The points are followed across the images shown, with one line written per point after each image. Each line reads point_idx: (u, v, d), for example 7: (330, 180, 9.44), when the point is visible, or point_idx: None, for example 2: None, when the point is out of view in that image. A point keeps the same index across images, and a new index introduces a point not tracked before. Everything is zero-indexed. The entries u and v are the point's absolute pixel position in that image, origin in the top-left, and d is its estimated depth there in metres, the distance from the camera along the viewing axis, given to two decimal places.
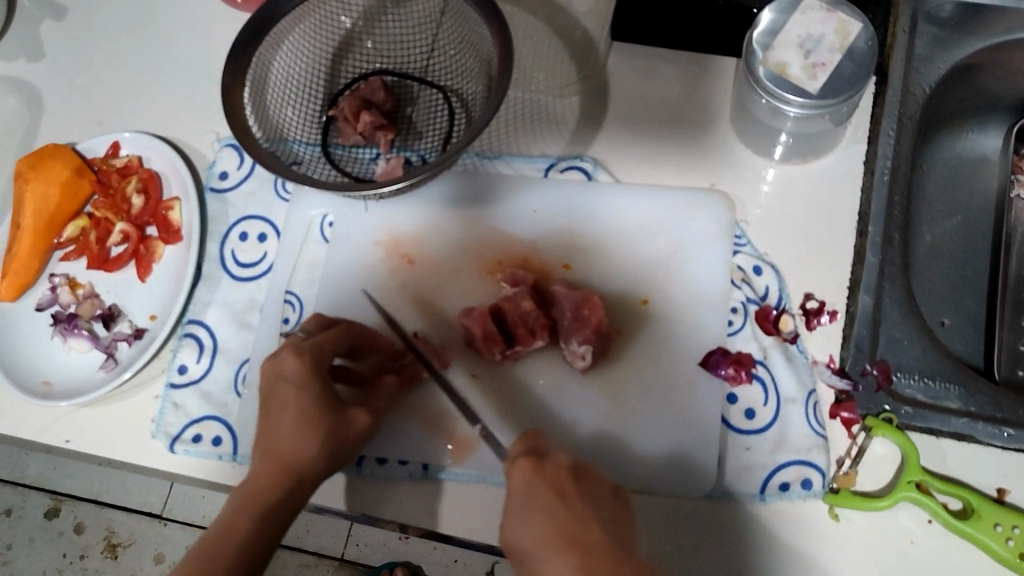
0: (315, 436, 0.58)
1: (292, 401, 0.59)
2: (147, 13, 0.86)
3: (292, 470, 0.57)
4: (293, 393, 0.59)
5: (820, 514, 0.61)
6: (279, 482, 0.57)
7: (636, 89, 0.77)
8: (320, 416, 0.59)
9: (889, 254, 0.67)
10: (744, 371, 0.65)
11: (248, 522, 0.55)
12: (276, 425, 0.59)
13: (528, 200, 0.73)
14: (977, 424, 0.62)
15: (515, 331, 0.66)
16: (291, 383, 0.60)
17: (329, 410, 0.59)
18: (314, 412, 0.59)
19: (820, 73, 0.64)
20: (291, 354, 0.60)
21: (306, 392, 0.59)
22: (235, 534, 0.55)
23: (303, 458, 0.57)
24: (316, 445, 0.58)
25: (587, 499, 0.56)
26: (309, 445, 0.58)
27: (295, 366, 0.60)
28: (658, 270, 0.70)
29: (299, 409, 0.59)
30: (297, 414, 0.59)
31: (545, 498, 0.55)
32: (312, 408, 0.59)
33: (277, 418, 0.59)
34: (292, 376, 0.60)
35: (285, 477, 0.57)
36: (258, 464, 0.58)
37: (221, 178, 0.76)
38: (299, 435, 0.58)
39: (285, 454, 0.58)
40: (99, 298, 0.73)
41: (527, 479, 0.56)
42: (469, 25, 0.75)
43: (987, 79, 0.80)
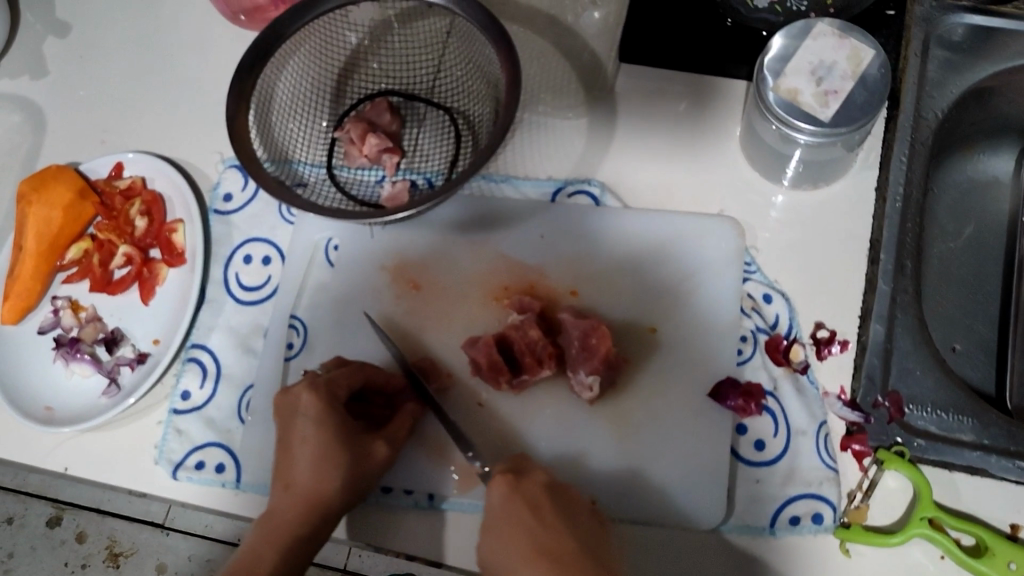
0: (335, 472, 0.59)
1: (311, 437, 0.60)
2: (152, 32, 0.85)
3: (313, 505, 0.58)
4: (311, 428, 0.60)
5: (832, 549, 0.60)
6: (303, 516, 0.58)
7: (646, 111, 0.77)
8: (338, 451, 0.60)
9: (901, 282, 0.66)
10: (754, 403, 0.64)
11: (274, 556, 0.57)
12: (295, 460, 0.60)
13: (536, 224, 0.72)
14: (991, 458, 0.61)
15: (522, 359, 0.66)
16: (308, 418, 0.60)
17: (348, 444, 0.60)
18: (333, 448, 0.60)
19: (832, 101, 0.63)
20: (306, 389, 0.61)
21: (324, 427, 0.60)
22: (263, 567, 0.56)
23: (323, 493, 0.59)
24: (336, 480, 0.59)
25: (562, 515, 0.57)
26: (329, 480, 0.59)
27: (312, 402, 0.61)
28: (666, 297, 0.69)
29: (318, 444, 0.60)
30: (316, 449, 0.59)
31: (520, 515, 0.57)
32: (331, 443, 0.60)
33: (296, 453, 0.60)
34: (309, 411, 0.61)
35: (306, 514, 0.58)
36: (280, 498, 0.59)
37: (225, 200, 0.75)
38: (319, 471, 0.59)
39: (306, 489, 0.59)
40: (102, 321, 0.72)
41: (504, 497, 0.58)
42: (475, 47, 0.74)
43: (1001, 102, 0.79)
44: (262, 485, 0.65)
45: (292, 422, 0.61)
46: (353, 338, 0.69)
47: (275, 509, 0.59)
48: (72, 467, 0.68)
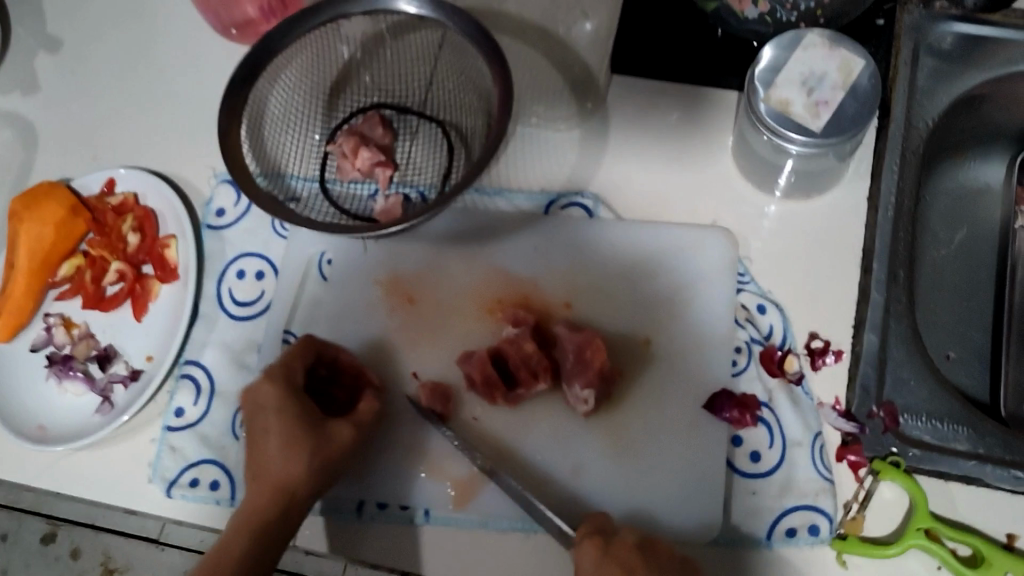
0: (301, 456, 0.59)
1: (274, 426, 0.60)
2: (143, 45, 0.85)
3: (279, 492, 0.58)
4: (273, 416, 0.60)
5: (829, 561, 0.60)
6: (267, 502, 0.58)
7: (638, 120, 0.76)
8: (301, 435, 0.59)
9: (894, 292, 0.67)
10: (749, 414, 0.64)
11: (241, 546, 0.57)
12: (262, 450, 0.60)
13: (528, 237, 0.72)
14: (987, 467, 0.61)
15: (517, 373, 0.66)
16: (269, 407, 0.61)
17: (309, 428, 0.60)
18: (294, 433, 0.60)
19: (823, 112, 0.64)
20: (264, 380, 0.61)
21: (285, 413, 0.60)
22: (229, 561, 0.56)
23: (289, 478, 0.58)
24: (299, 463, 0.59)
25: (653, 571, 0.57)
26: (295, 464, 0.59)
27: (271, 391, 0.61)
28: (661, 308, 0.69)
29: (281, 432, 0.60)
30: (279, 436, 0.60)
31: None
32: (293, 429, 0.60)
33: (262, 444, 0.60)
34: (271, 401, 0.61)
35: (275, 500, 0.58)
36: (250, 488, 0.59)
37: (217, 215, 0.75)
38: (282, 457, 0.59)
39: (272, 476, 0.59)
40: (95, 337, 0.72)
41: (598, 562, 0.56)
42: (468, 60, 0.73)
43: (991, 109, 0.79)
44: None
45: (255, 412, 0.61)
46: None
47: (245, 501, 0.59)
48: (65, 486, 0.67)
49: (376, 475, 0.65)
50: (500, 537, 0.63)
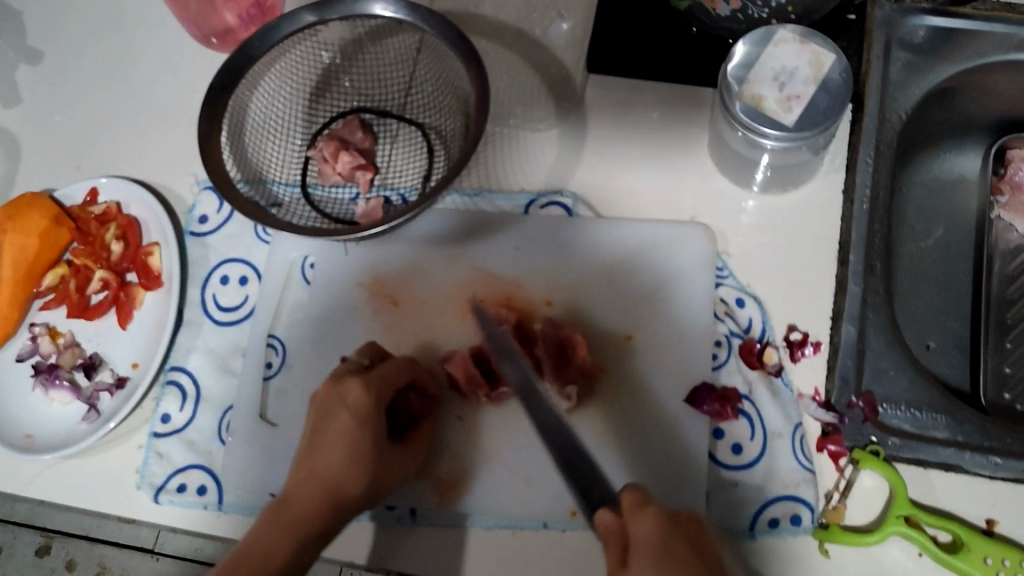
0: (366, 474, 0.58)
1: (350, 431, 0.58)
2: (123, 55, 0.86)
3: (332, 502, 0.56)
4: (353, 422, 0.59)
5: (810, 550, 0.61)
6: (319, 508, 0.55)
7: (615, 119, 0.77)
8: (368, 450, 0.58)
9: (871, 283, 0.68)
10: (730, 407, 0.65)
11: (282, 547, 0.53)
12: (325, 451, 0.58)
13: (509, 238, 0.73)
14: (965, 454, 0.62)
15: (499, 371, 0.66)
16: (353, 414, 0.59)
17: (376, 449, 0.59)
18: (367, 450, 0.58)
19: (795, 106, 0.65)
20: (360, 385, 0.60)
21: (367, 426, 0.59)
22: (271, 557, 0.52)
23: (348, 494, 0.57)
24: (360, 482, 0.57)
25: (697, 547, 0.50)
26: (355, 476, 0.57)
27: (360, 397, 0.60)
28: (641, 304, 0.70)
29: (356, 438, 0.58)
30: (352, 445, 0.58)
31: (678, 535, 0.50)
32: (372, 445, 0.59)
33: (325, 450, 0.58)
34: (355, 406, 0.59)
35: (325, 510, 0.56)
36: (299, 486, 0.56)
37: (201, 222, 0.75)
38: (349, 467, 0.57)
39: (331, 484, 0.56)
40: (80, 346, 0.72)
41: (665, 531, 0.50)
42: (445, 64, 0.74)
43: (964, 101, 0.80)
44: (246, 506, 0.65)
45: (331, 411, 0.59)
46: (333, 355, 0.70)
47: (294, 494, 0.56)
48: (53, 494, 0.68)
49: None
50: (486, 535, 0.63)
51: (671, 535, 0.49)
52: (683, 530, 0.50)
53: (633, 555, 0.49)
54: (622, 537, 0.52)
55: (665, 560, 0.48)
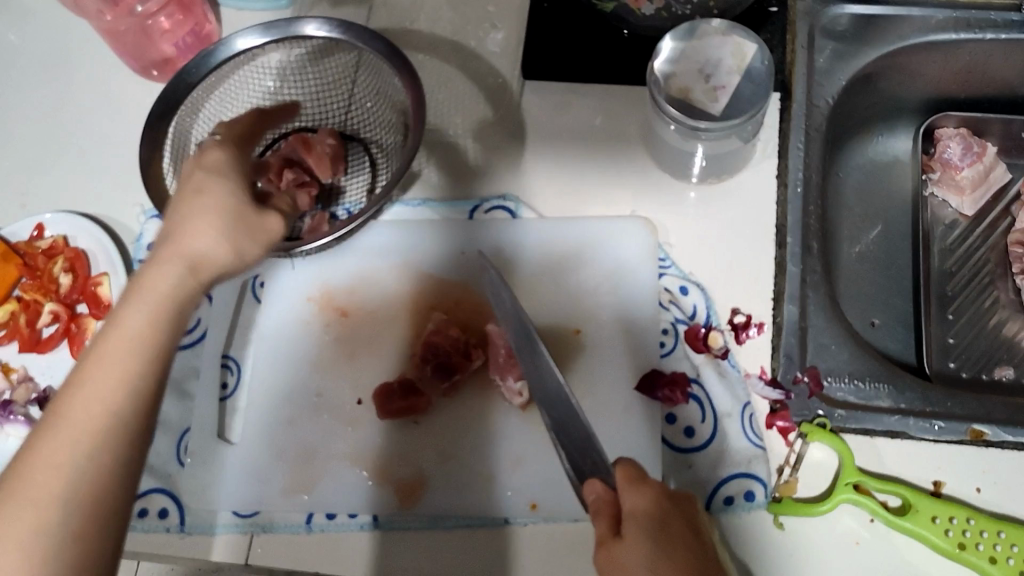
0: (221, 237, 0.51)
1: (206, 183, 0.52)
2: (63, 93, 0.86)
3: (195, 270, 0.50)
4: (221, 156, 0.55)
5: (766, 524, 0.62)
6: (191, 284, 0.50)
7: (553, 122, 0.79)
8: (239, 207, 0.52)
9: (809, 263, 0.70)
10: (679, 391, 0.66)
11: (143, 313, 0.47)
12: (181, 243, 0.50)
13: (456, 242, 0.74)
14: (909, 420, 0.64)
15: (451, 360, 0.67)
16: (213, 165, 0.54)
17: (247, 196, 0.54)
18: (234, 200, 0.52)
19: (721, 96, 0.67)
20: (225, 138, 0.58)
21: (228, 179, 0.53)
22: (128, 331, 0.46)
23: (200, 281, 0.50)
24: (228, 245, 0.51)
25: (686, 518, 0.51)
26: (230, 244, 0.51)
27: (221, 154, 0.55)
28: (589, 298, 0.71)
29: (218, 189, 0.52)
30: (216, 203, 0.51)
31: (667, 507, 0.51)
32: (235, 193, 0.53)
33: (184, 206, 0.51)
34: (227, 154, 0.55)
35: (162, 306, 0.48)
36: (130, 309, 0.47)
37: (149, 249, 0.76)
38: (203, 229, 0.50)
39: (190, 246, 0.50)
40: (34, 380, 0.72)
41: (661, 506, 0.50)
42: (383, 78, 0.76)
43: (889, 84, 0.83)
44: (208, 525, 0.65)
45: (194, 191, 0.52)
46: (288, 370, 0.71)
47: (158, 272, 0.49)
48: None
49: (321, 485, 0.66)
50: (448, 537, 0.63)
51: (667, 513, 0.50)
52: (679, 511, 0.51)
53: (626, 527, 0.50)
54: (613, 510, 0.52)
55: (662, 540, 0.48)
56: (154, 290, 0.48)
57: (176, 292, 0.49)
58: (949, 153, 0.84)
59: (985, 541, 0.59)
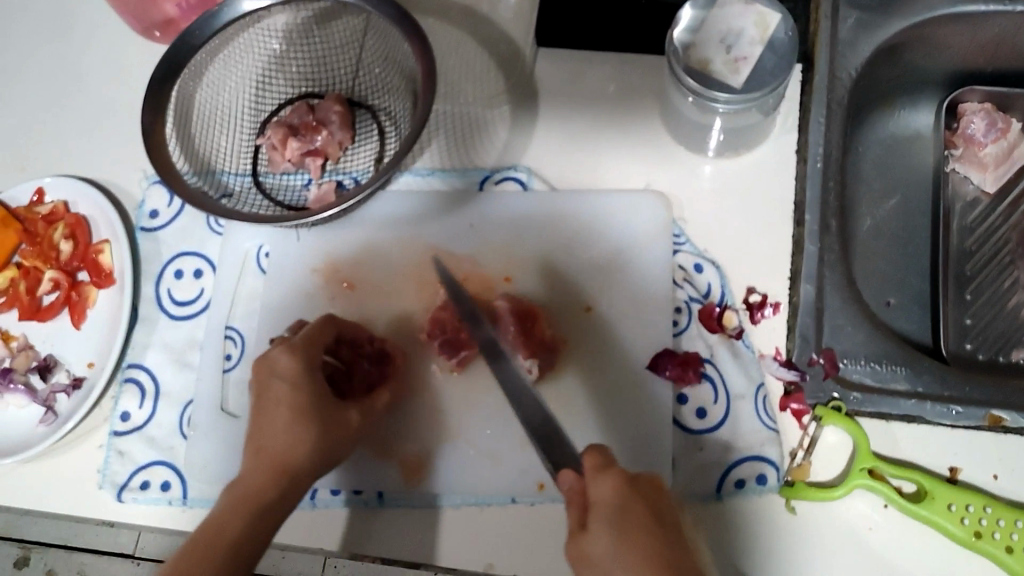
0: (309, 434, 0.58)
1: (285, 399, 0.59)
2: (61, 51, 0.84)
3: (284, 471, 0.57)
4: (286, 390, 0.59)
5: (778, 508, 0.61)
6: (272, 484, 0.56)
7: (567, 91, 0.77)
8: (311, 416, 0.59)
9: (827, 241, 0.67)
10: (692, 371, 0.65)
11: (239, 522, 0.54)
12: (268, 422, 0.58)
13: (465, 215, 0.72)
14: (926, 405, 0.62)
15: (458, 336, 0.67)
16: (286, 380, 0.59)
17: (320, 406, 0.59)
18: (306, 413, 0.58)
19: (743, 67, 0.65)
20: (285, 350, 0.60)
21: (300, 392, 0.59)
22: (226, 535, 0.53)
23: (293, 460, 0.57)
24: (309, 449, 0.58)
25: (653, 499, 0.49)
26: (303, 448, 0.57)
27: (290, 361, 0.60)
28: (600, 274, 0.69)
29: (294, 408, 0.58)
30: (290, 413, 0.58)
31: (631, 493, 0.49)
32: (307, 411, 0.59)
33: (267, 417, 0.58)
34: (286, 374, 0.59)
35: (274, 477, 0.56)
36: (250, 463, 0.57)
37: (151, 217, 0.74)
38: (288, 435, 0.57)
39: (275, 455, 0.57)
40: (34, 349, 0.71)
41: (623, 495, 0.48)
42: (392, 44, 0.74)
43: (914, 56, 0.80)
44: (211, 499, 0.64)
45: (269, 381, 0.60)
46: None
47: (246, 476, 0.57)
48: (13, 499, 0.66)
49: None
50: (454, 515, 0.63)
51: (630, 498, 0.48)
52: (645, 494, 0.49)
53: (592, 518, 0.48)
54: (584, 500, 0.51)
55: (626, 527, 0.47)
56: (260, 485, 0.56)
57: (284, 493, 0.56)
58: (972, 128, 0.81)
59: (1002, 530, 0.58)
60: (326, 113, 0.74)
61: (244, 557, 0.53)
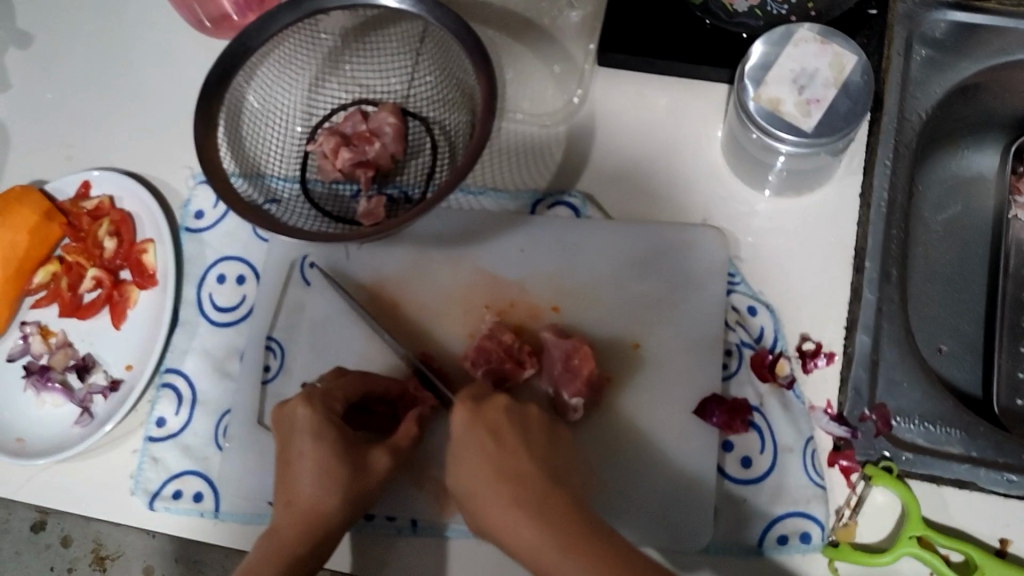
0: (336, 485, 0.57)
1: (309, 453, 0.58)
2: (114, 39, 0.83)
3: (314, 523, 0.57)
4: (308, 443, 0.58)
5: (820, 568, 0.60)
6: (303, 537, 0.56)
7: (625, 114, 0.75)
8: (336, 465, 0.58)
9: (887, 291, 0.65)
10: (739, 420, 0.63)
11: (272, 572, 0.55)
12: (295, 476, 0.58)
13: (515, 239, 0.71)
14: (980, 471, 0.60)
15: (502, 366, 0.65)
16: (306, 433, 0.59)
17: (348, 455, 0.58)
18: (330, 464, 0.58)
19: (814, 110, 0.62)
20: (302, 402, 0.60)
21: (322, 441, 0.58)
22: None
23: (325, 509, 0.57)
24: (337, 500, 0.57)
25: (517, 432, 0.61)
26: (331, 500, 0.57)
27: (307, 416, 0.59)
28: (652, 311, 0.68)
29: (318, 459, 0.58)
30: (314, 465, 0.58)
31: (481, 435, 0.60)
32: (330, 459, 0.58)
33: (295, 468, 0.58)
34: (307, 427, 0.59)
35: (304, 529, 0.56)
36: (281, 514, 0.57)
37: (196, 217, 0.73)
38: (316, 488, 0.57)
39: (305, 507, 0.57)
40: (73, 346, 0.71)
41: (466, 426, 0.61)
42: (451, 56, 0.72)
43: (989, 97, 0.77)
44: (243, 513, 0.64)
45: (291, 437, 0.59)
46: (333, 357, 0.68)
47: (277, 527, 0.57)
48: (46, 499, 0.66)
49: None
50: (489, 548, 0.62)
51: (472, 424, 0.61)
52: (491, 418, 0.61)
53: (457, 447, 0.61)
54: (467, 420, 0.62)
55: (481, 453, 0.60)
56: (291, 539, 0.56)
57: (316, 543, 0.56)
58: None
59: None
60: (380, 124, 0.72)
61: None
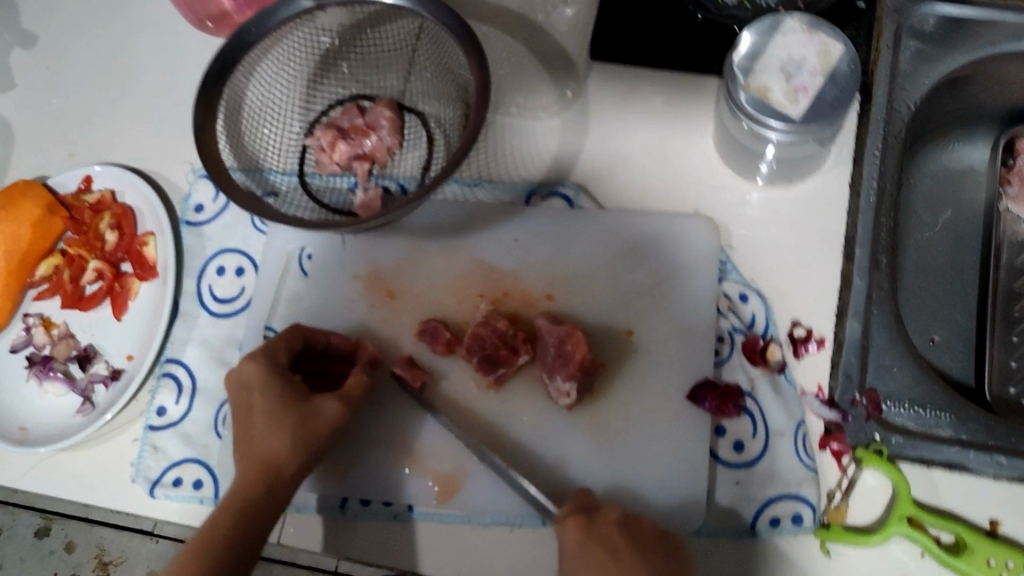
0: (286, 430, 0.59)
1: (259, 404, 0.60)
2: (117, 39, 0.84)
3: (268, 468, 0.58)
4: (257, 394, 0.60)
5: (813, 550, 0.60)
6: (258, 481, 0.57)
7: (617, 110, 0.76)
8: (284, 411, 0.60)
9: (876, 278, 0.66)
10: (731, 405, 0.64)
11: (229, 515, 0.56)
12: (249, 430, 0.60)
13: (511, 228, 0.72)
14: (969, 453, 0.61)
15: (497, 353, 0.66)
16: (253, 387, 0.61)
17: (296, 402, 0.60)
18: (280, 410, 0.60)
19: (802, 98, 0.63)
20: (246, 360, 0.62)
21: (269, 391, 0.60)
22: (218, 527, 0.55)
23: (278, 453, 0.58)
24: (287, 444, 0.58)
25: (637, 551, 0.56)
26: (282, 445, 0.58)
27: (253, 369, 0.61)
28: (644, 298, 0.69)
29: (268, 409, 0.60)
30: (265, 414, 0.60)
31: (597, 552, 0.55)
32: (279, 406, 0.60)
33: (248, 422, 0.60)
34: (253, 380, 0.61)
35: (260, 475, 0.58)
36: (240, 466, 0.59)
37: (196, 211, 0.75)
38: (269, 436, 0.59)
39: (260, 455, 0.58)
40: (74, 338, 0.72)
41: (581, 534, 0.56)
42: (446, 51, 0.73)
43: (978, 90, 0.78)
44: None
45: (243, 394, 0.61)
46: None
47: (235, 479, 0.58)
48: (49, 488, 0.67)
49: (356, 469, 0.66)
50: (484, 533, 0.62)
51: (586, 537, 0.56)
52: (604, 529, 0.57)
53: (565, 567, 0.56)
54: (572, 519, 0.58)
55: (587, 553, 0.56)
56: (246, 485, 0.57)
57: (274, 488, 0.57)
58: None
59: None
60: (376, 118, 0.74)
61: (241, 545, 0.55)
